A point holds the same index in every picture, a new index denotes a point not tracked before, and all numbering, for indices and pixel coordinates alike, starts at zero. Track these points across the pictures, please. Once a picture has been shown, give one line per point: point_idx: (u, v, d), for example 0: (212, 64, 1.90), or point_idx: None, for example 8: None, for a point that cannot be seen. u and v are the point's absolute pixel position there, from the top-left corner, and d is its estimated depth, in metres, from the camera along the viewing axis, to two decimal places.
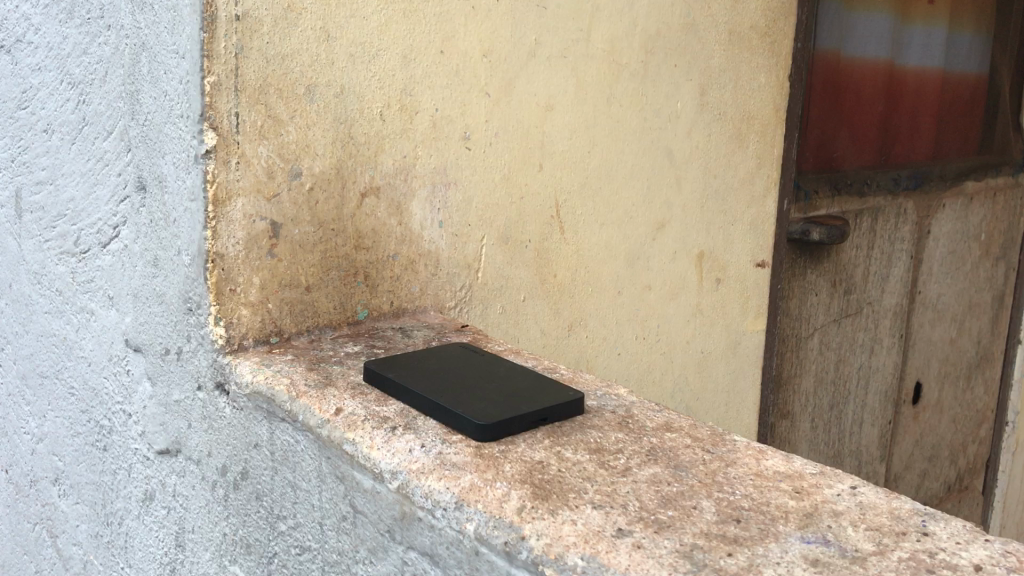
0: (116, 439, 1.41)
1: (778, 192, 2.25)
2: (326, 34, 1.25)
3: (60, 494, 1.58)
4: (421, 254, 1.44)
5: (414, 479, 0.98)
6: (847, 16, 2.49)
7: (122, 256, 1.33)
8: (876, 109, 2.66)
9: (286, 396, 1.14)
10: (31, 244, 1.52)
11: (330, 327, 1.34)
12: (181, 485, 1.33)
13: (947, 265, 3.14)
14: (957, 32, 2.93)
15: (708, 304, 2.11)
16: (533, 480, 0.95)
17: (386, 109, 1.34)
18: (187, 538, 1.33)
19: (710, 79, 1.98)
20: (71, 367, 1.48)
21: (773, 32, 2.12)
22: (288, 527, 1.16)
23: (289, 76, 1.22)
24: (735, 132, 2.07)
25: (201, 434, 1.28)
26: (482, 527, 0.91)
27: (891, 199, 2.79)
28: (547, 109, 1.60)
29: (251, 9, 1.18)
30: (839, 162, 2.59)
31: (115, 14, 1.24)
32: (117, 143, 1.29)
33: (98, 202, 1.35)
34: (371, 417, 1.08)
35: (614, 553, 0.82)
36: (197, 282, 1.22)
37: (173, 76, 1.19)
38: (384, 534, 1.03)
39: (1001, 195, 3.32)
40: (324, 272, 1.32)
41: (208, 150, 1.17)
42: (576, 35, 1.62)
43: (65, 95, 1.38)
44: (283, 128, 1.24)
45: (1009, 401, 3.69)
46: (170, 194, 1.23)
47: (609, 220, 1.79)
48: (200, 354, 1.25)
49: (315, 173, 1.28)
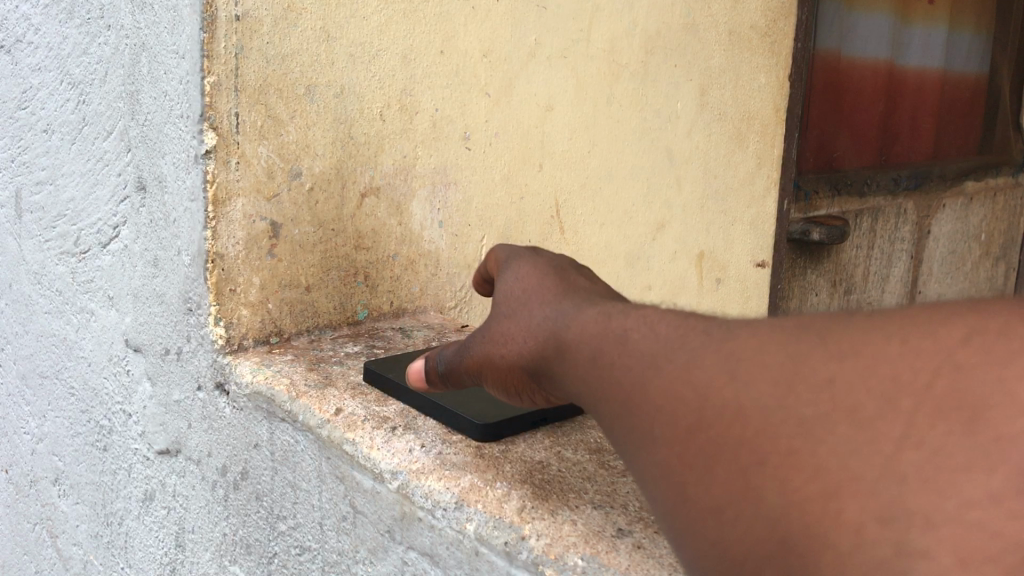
0: (116, 439, 1.41)
1: (778, 192, 2.25)
2: (326, 34, 1.25)
3: (60, 494, 1.58)
4: (421, 254, 1.44)
5: (415, 479, 0.98)
6: (848, 16, 2.48)
7: (123, 256, 1.33)
8: (876, 109, 2.66)
9: (286, 396, 1.14)
10: (31, 244, 1.52)
11: (330, 327, 1.34)
12: (181, 485, 1.33)
13: (947, 265, 3.15)
14: (957, 32, 2.93)
15: (708, 304, 2.11)
16: (534, 480, 0.95)
17: (386, 110, 1.34)
18: (187, 538, 1.33)
19: (710, 79, 1.98)
20: (71, 367, 1.48)
21: (773, 32, 2.12)
22: (288, 527, 1.16)
23: (289, 76, 1.22)
24: (735, 132, 2.07)
25: (201, 434, 1.28)
26: (482, 527, 0.91)
27: (891, 200, 2.79)
28: (547, 110, 1.60)
29: (251, 9, 1.17)
30: (839, 162, 2.59)
31: (115, 14, 1.24)
32: (117, 143, 1.29)
33: (98, 202, 1.35)
34: (371, 417, 1.09)
35: (614, 553, 0.82)
36: (196, 282, 1.21)
37: (173, 76, 1.18)
38: (384, 534, 1.03)
39: (1001, 195, 3.32)
40: (324, 272, 1.32)
41: (207, 150, 1.17)
42: (576, 35, 1.62)
43: (65, 96, 1.38)
44: (283, 128, 1.23)
45: None
46: (170, 194, 1.22)
47: (609, 220, 1.79)
48: (200, 354, 1.25)
49: (315, 173, 1.28)
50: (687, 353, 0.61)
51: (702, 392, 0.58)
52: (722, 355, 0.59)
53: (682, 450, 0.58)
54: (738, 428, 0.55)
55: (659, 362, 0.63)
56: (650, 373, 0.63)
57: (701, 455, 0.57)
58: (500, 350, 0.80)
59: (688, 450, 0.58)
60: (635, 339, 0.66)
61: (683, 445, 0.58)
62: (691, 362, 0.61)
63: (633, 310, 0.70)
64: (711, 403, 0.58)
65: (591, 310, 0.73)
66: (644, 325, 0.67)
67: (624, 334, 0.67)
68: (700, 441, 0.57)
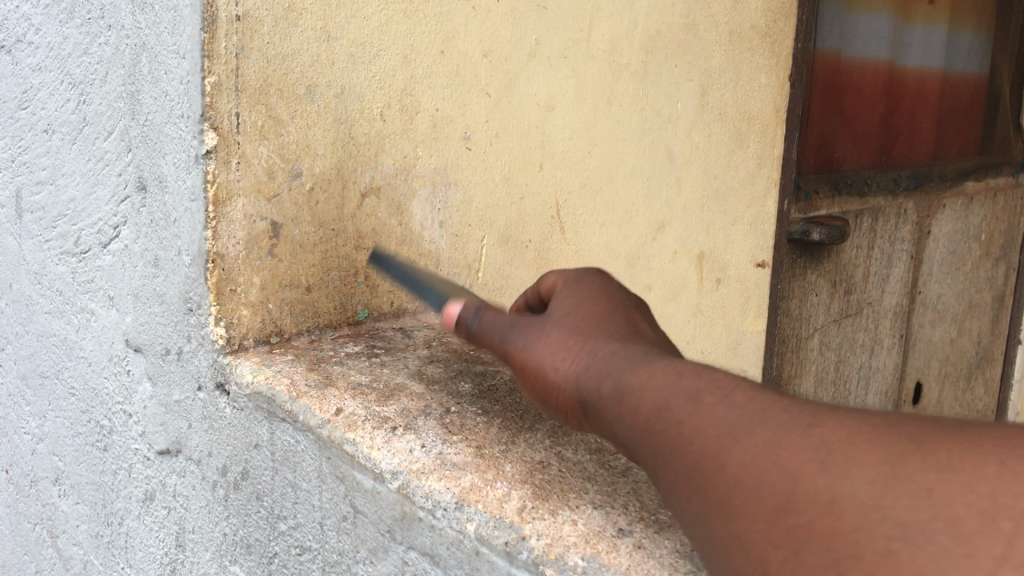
0: (116, 438, 1.41)
1: (778, 192, 2.25)
2: (326, 34, 1.24)
3: (60, 494, 1.58)
4: (421, 254, 1.44)
5: (415, 479, 0.98)
6: (848, 16, 2.48)
7: (123, 256, 1.33)
8: (875, 110, 2.66)
9: (286, 396, 1.14)
10: (31, 245, 1.52)
11: (330, 327, 1.34)
12: (181, 485, 1.33)
13: (947, 265, 3.15)
14: (957, 32, 2.93)
15: (708, 305, 2.11)
16: (534, 480, 0.95)
17: (386, 110, 1.34)
18: (186, 538, 1.33)
19: (710, 79, 1.98)
20: (71, 367, 1.48)
21: (773, 32, 2.13)
22: (289, 527, 1.16)
23: (289, 76, 1.22)
24: (735, 133, 2.08)
25: (201, 434, 1.28)
26: (482, 527, 0.91)
27: (891, 200, 2.79)
28: (547, 110, 1.60)
29: (251, 9, 1.17)
30: (839, 162, 2.59)
31: (115, 14, 1.24)
32: (117, 143, 1.29)
33: (98, 202, 1.35)
34: (371, 417, 1.09)
35: (614, 553, 0.82)
36: (197, 282, 1.21)
37: (173, 76, 1.18)
38: (384, 534, 1.03)
39: (1001, 195, 3.32)
40: (324, 272, 1.32)
41: (208, 150, 1.16)
42: (576, 35, 1.62)
43: (66, 96, 1.38)
44: (283, 129, 1.23)
45: (1009, 401, 3.69)
46: (170, 194, 1.22)
47: (609, 220, 1.79)
48: (201, 354, 1.25)
49: (315, 173, 1.28)
50: (741, 431, 0.67)
51: (745, 470, 0.65)
52: (771, 441, 0.65)
53: (715, 520, 0.65)
54: (772, 512, 0.62)
55: (706, 435, 0.68)
56: (691, 452, 0.69)
57: (755, 539, 0.63)
58: (555, 363, 0.84)
59: (722, 522, 0.65)
60: (684, 411, 0.71)
61: (716, 518, 0.65)
62: (732, 446, 0.66)
63: (685, 379, 0.74)
64: (755, 488, 0.64)
65: (648, 367, 0.77)
66: (693, 397, 0.72)
67: (665, 408, 0.72)
68: (733, 519, 0.64)
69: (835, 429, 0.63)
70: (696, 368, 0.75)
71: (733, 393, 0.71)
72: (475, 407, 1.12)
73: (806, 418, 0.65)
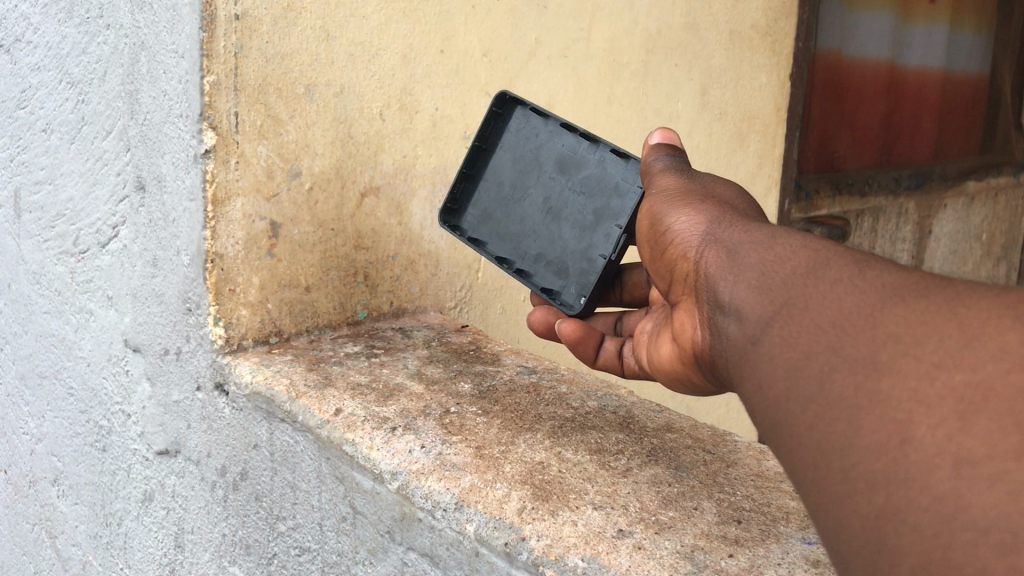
0: (115, 439, 1.41)
1: (778, 191, 2.29)
2: (325, 34, 1.24)
3: (60, 494, 1.57)
4: (421, 254, 1.44)
5: (415, 479, 0.97)
6: (849, 16, 2.46)
7: (122, 256, 1.32)
8: (876, 108, 2.66)
9: (286, 397, 1.14)
10: (31, 244, 1.51)
11: (330, 327, 1.34)
12: (181, 486, 1.32)
13: (947, 265, 3.15)
14: (958, 32, 2.92)
15: None
16: (533, 480, 0.94)
17: (386, 109, 1.34)
18: (186, 539, 1.33)
19: (711, 78, 1.98)
20: (71, 367, 1.47)
21: (774, 31, 2.13)
22: (288, 527, 1.16)
23: (289, 75, 1.22)
24: (735, 132, 2.09)
25: (201, 435, 1.27)
26: (482, 527, 0.90)
27: (892, 199, 2.78)
28: (546, 110, 1.60)
29: (250, 8, 1.16)
30: (840, 161, 2.58)
31: (114, 13, 1.23)
32: (116, 142, 1.28)
33: (98, 201, 1.34)
34: (372, 418, 1.08)
35: (614, 554, 0.82)
36: (196, 282, 1.20)
37: (173, 76, 1.17)
38: (384, 534, 1.03)
39: (1003, 196, 3.31)
40: (324, 272, 1.31)
41: (207, 150, 1.16)
42: (576, 35, 1.62)
43: (65, 96, 1.37)
44: (283, 128, 1.23)
45: None
46: (169, 194, 1.21)
47: None
48: (200, 354, 1.24)
49: (315, 172, 1.27)
50: (861, 306, 0.60)
51: (854, 345, 0.58)
52: (895, 317, 0.58)
53: (794, 400, 0.61)
54: (870, 390, 0.55)
55: (815, 308, 0.63)
56: (788, 326, 0.65)
57: (879, 409, 0.54)
58: (680, 213, 0.89)
59: (807, 401, 0.59)
60: (795, 286, 0.67)
61: (798, 396, 0.60)
62: (842, 322, 0.60)
63: (809, 261, 0.69)
64: (861, 363, 0.57)
65: (779, 241, 0.74)
66: (813, 275, 0.67)
67: (769, 286, 0.70)
68: (821, 399, 0.58)
69: (964, 306, 0.56)
70: (840, 252, 0.68)
71: (871, 276, 0.63)
72: (475, 407, 1.12)
73: (947, 296, 0.58)
